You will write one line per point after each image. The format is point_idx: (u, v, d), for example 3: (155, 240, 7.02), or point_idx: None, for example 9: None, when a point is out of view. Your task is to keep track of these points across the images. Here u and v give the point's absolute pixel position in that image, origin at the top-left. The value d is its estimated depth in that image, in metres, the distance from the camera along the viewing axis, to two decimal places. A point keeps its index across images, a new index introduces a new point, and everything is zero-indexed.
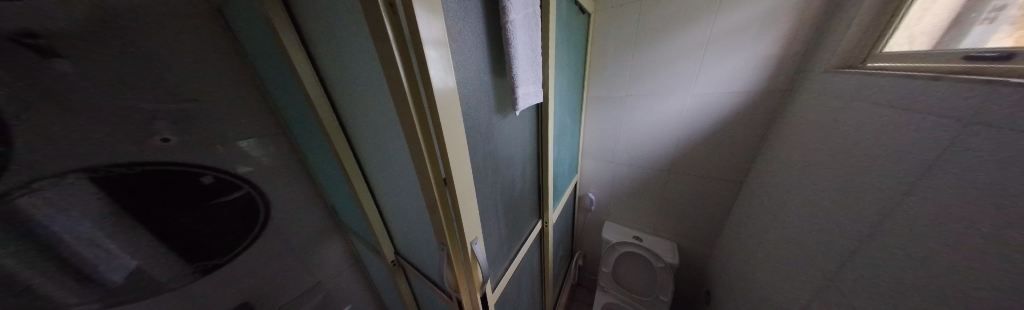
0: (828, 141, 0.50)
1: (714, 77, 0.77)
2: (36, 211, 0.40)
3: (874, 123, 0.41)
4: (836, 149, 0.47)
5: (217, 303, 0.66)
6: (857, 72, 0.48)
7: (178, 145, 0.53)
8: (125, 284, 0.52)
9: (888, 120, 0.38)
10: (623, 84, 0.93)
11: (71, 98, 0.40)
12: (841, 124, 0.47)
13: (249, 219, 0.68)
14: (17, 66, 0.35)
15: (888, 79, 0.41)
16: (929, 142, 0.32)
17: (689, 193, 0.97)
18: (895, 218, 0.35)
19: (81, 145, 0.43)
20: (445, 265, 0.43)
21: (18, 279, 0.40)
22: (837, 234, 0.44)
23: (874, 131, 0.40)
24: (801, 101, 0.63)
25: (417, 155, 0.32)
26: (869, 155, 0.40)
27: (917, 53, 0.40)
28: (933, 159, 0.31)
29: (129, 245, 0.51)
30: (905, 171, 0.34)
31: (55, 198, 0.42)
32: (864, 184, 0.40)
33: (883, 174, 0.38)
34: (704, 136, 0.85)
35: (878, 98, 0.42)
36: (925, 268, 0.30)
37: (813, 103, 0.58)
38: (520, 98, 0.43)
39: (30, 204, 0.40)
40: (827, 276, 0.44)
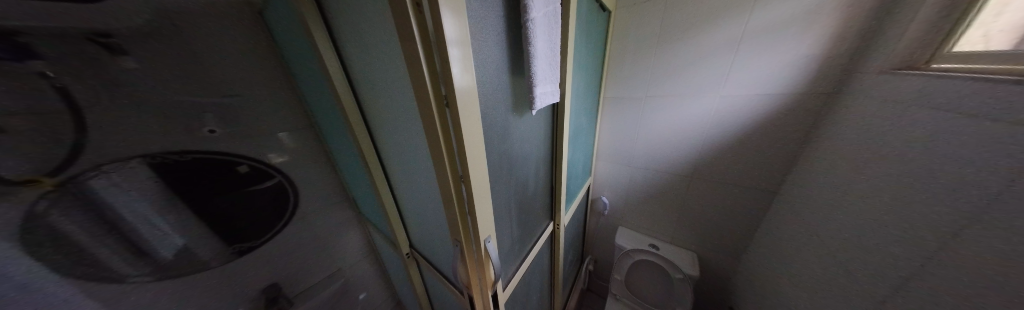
0: (882, 150, 0.45)
1: (745, 78, 0.73)
2: (104, 188, 0.46)
3: (941, 131, 0.36)
4: (894, 160, 0.42)
5: (251, 282, 0.72)
6: (919, 74, 0.43)
7: (222, 136, 0.58)
8: (173, 260, 0.58)
9: (958, 129, 0.34)
10: (644, 85, 0.89)
11: (134, 90, 0.46)
12: (900, 133, 0.42)
13: (279, 207, 0.73)
14: (90, 60, 0.42)
15: (958, 82, 0.36)
16: (999, 155, 0.28)
17: (712, 201, 0.92)
18: (967, 242, 0.30)
19: (144, 133, 0.49)
20: (458, 261, 0.44)
21: (82, 246, 0.46)
22: (895, 255, 0.39)
23: (942, 141, 0.36)
24: (851, 106, 0.57)
25: (436, 152, 0.33)
26: (937, 169, 0.36)
27: (988, 53, 0.35)
28: (1008, 176, 0.27)
29: (179, 224, 0.56)
30: (976, 188, 0.30)
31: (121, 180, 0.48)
32: (928, 202, 0.35)
33: (950, 191, 0.33)
34: (730, 140, 0.81)
35: (945, 104, 0.37)
36: (995, 300, 0.26)
37: (865, 108, 0.52)
38: (537, 98, 0.43)
39: (100, 182, 0.46)
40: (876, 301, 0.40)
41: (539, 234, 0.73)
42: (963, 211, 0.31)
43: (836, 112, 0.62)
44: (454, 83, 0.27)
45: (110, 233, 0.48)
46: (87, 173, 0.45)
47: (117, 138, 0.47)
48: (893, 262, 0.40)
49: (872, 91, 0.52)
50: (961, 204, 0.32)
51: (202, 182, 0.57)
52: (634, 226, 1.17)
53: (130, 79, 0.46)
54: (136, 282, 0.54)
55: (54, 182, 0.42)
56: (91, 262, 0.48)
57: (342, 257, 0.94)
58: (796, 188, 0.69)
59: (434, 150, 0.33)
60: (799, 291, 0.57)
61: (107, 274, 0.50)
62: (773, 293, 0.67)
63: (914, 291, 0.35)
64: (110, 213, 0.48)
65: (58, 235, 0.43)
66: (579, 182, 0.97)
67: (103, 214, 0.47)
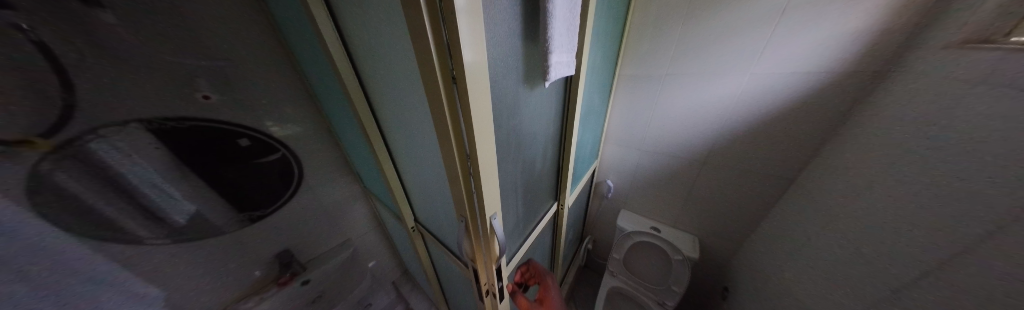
0: (939, 139, 0.40)
1: (781, 56, 0.66)
2: (106, 153, 0.46)
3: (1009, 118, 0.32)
4: (954, 150, 0.38)
5: (263, 247, 0.76)
6: (990, 50, 0.37)
7: (218, 103, 0.56)
8: (187, 225, 0.59)
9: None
10: (665, 63, 0.82)
11: (119, 50, 0.43)
12: (966, 119, 0.37)
13: (286, 178, 0.73)
14: (68, 15, 0.38)
15: None
16: None
17: (721, 186, 0.90)
18: None
19: (137, 97, 0.47)
20: (463, 237, 0.43)
21: (92, 207, 0.47)
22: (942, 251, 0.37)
23: (1008, 130, 0.32)
24: (903, 87, 0.50)
25: (440, 125, 0.30)
26: (1000, 160, 0.32)
27: None
28: None
29: (189, 191, 0.57)
30: None
31: (121, 145, 0.47)
32: (990, 196, 0.32)
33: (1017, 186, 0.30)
34: (750, 125, 0.76)
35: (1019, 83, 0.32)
36: None
37: (919, 90, 0.46)
38: (552, 68, 0.38)
39: (101, 148, 0.45)
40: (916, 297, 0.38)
41: (543, 213, 0.73)
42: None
43: (880, 95, 0.56)
44: (461, 46, 0.23)
45: (119, 196, 0.49)
46: (84, 136, 0.43)
47: (110, 101, 0.45)
48: (935, 256, 0.38)
49: (929, 71, 0.46)
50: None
51: (205, 151, 0.56)
52: (637, 209, 1.17)
53: (113, 37, 0.42)
54: (156, 244, 0.57)
55: (48, 144, 0.41)
56: (104, 222, 0.49)
57: (350, 228, 0.98)
58: (818, 177, 0.66)
59: (439, 123, 0.30)
60: (812, 281, 0.57)
61: (123, 235, 0.52)
62: (777, 279, 0.67)
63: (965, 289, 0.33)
64: (117, 177, 0.48)
65: (64, 194, 0.44)
66: (586, 164, 0.95)
67: (110, 178, 0.47)
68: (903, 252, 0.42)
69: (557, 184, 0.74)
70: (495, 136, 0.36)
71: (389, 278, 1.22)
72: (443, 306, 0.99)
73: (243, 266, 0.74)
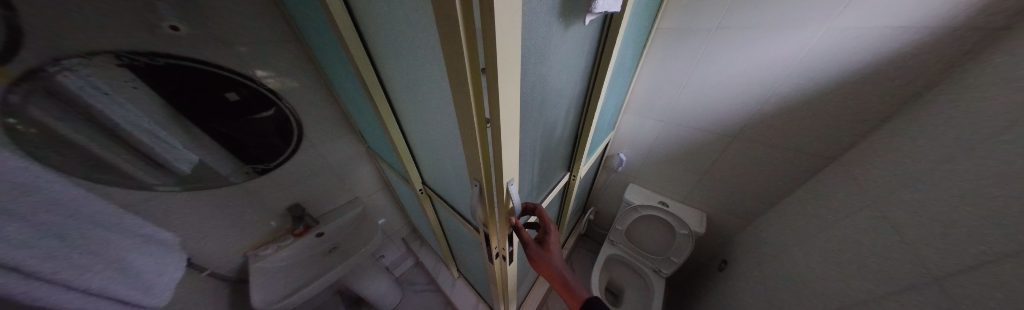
0: (1017, 114, 0.35)
1: (870, 10, 0.51)
2: (81, 91, 0.40)
3: None
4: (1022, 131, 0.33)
5: (273, 200, 0.77)
6: None
7: (191, 37, 0.48)
8: (192, 173, 0.58)
9: None
10: (716, 15, 0.69)
11: None
12: None
13: (284, 135, 0.69)
14: None
15: None
16: None
17: (746, 164, 0.85)
18: None
19: (94, 23, 0.39)
20: (476, 202, 0.40)
21: (87, 150, 0.44)
22: (972, 236, 0.35)
23: None
24: (1004, 54, 0.41)
25: (455, 67, 0.24)
26: None
27: None
28: None
29: (187, 139, 0.54)
30: None
31: (97, 82, 0.42)
32: None
33: None
34: (798, 96, 0.67)
35: None
36: None
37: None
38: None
39: (74, 84, 0.40)
40: (932, 279, 0.38)
41: (555, 182, 0.70)
42: None
43: (977, 63, 0.46)
44: None
45: (111, 139, 0.46)
46: (48, 68, 0.38)
47: (63, 27, 0.37)
48: (965, 242, 0.36)
49: None
50: None
51: (192, 96, 0.51)
52: (646, 183, 1.15)
53: None
54: (165, 191, 0.56)
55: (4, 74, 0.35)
56: (103, 165, 0.47)
57: (357, 187, 0.98)
58: (860, 160, 0.60)
59: (454, 64, 0.23)
60: (822, 261, 0.56)
61: (127, 180, 0.50)
62: (784, 258, 0.67)
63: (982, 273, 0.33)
64: (103, 120, 0.43)
65: (49, 132, 0.40)
66: (604, 133, 0.90)
67: (94, 119, 0.43)
68: (928, 239, 0.39)
69: (572, 152, 0.69)
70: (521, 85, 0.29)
71: (399, 235, 1.29)
72: (451, 262, 1.05)
73: (257, 216, 0.76)
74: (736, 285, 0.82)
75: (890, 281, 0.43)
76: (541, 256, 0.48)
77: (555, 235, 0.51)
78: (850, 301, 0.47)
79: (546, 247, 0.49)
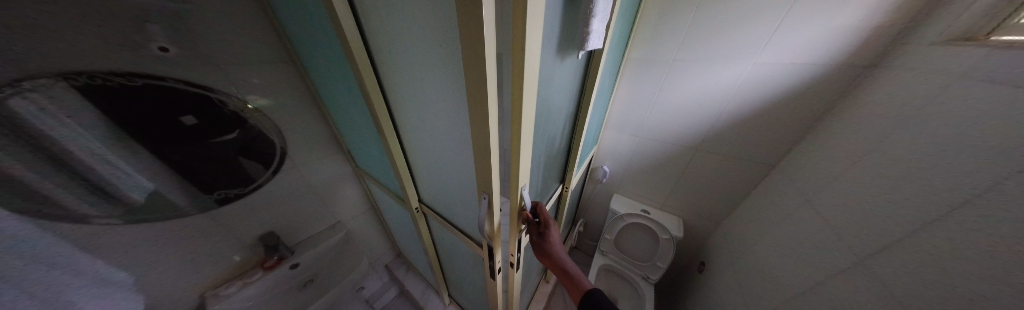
0: (898, 131, 0.47)
1: (785, 47, 0.68)
2: (30, 116, 0.36)
3: (961, 123, 0.38)
4: (902, 143, 0.45)
5: (242, 229, 0.69)
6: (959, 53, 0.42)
7: (179, 58, 0.46)
8: (145, 203, 0.51)
9: (977, 121, 0.36)
10: (673, 48, 0.83)
11: None
12: (915, 117, 0.45)
13: (262, 157, 0.65)
14: None
15: (998, 66, 0.36)
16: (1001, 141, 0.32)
17: (711, 172, 0.97)
18: (962, 222, 0.34)
19: (72, 42, 0.37)
20: (484, 216, 0.41)
21: (22, 181, 0.38)
22: (875, 223, 0.45)
23: (950, 133, 0.39)
24: (881, 84, 0.56)
25: (476, 88, 0.27)
26: (944, 153, 0.39)
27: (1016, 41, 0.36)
28: (1007, 173, 0.31)
29: (146, 166, 0.49)
30: (974, 181, 0.34)
31: (51, 106, 0.37)
32: (921, 181, 0.40)
33: (947, 177, 0.37)
34: (742, 115, 0.81)
35: (970, 93, 0.38)
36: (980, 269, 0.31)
37: (898, 87, 0.51)
38: (591, 36, 0.36)
39: (23, 108, 0.35)
40: (857, 259, 0.47)
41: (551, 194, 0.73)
42: (953, 195, 0.36)
43: (859, 91, 0.61)
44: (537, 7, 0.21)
45: (57, 167, 0.40)
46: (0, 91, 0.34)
47: (34, 47, 0.35)
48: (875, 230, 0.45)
49: (907, 69, 0.51)
50: (955, 189, 0.36)
51: (164, 119, 0.47)
52: (629, 193, 1.24)
53: None
54: (106, 224, 0.49)
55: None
56: (34, 195, 0.40)
57: (340, 210, 0.92)
58: (795, 166, 0.73)
59: (475, 86, 0.27)
60: (779, 253, 0.65)
61: (62, 212, 0.43)
62: (750, 254, 0.77)
63: (893, 254, 0.42)
64: (49, 145, 0.38)
65: None
66: (589, 148, 0.97)
67: (38, 144, 0.37)
68: (855, 225, 0.49)
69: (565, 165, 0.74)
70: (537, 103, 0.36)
71: (381, 261, 1.21)
72: (443, 288, 1.00)
73: (222, 248, 0.67)
74: (714, 283, 0.89)
75: (831, 263, 0.51)
76: (537, 242, 0.54)
77: (556, 230, 0.53)
78: (806, 286, 0.54)
79: (545, 240, 0.53)
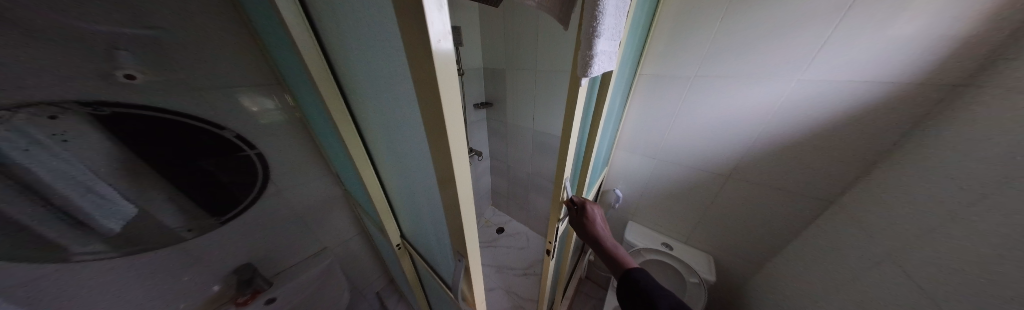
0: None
1: (835, 61, 0.57)
2: (17, 153, 0.34)
3: None
4: None
5: (217, 260, 0.64)
6: None
7: (150, 85, 0.43)
8: (120, 233, 0.48)
9: None
10: (694, 64, 0.74)
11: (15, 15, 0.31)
12: None
13: (247, 182, 0.61)
14: None
15: None
16: None
17: (741, 203, 0.84)
18: None
19: (35, 72, 0.34)
20: (461, 272, 0.35)
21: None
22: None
23: None
24: (984, 112, 0.43)
25: (436, 132, 0.21)
26: None
27: None
28: None
29: (134, 196, 0.47)
30: None
31: (39, 134, 0.35)
32: None
33: None
34: (780, 140, 0.70)
35: None
36: None
37: (1006, 119, 0.39)
38: (597, 58, 0.29)
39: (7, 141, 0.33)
40: None
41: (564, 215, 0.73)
42: None
43: (950, 117, 0.49)
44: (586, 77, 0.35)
45: (31, 199, 0.37)
46: None
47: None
48: None
49: (1015, 93, 0.40)
50: None
51: (144, 147, 0.45)
52: (646, 222, 1.12)
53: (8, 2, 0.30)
54: (80, 258, 0.46)
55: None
56: (10, 228, 0.37)
57: (328, 236, 0.87)
58: (867, 207, 0.58)
59: (434, 130, 0.21)
60: None
61: (33, 249, 0.40)
62: None
63: None
64: (27, 177, 0.36)
65: None
66: (598, 173, 0.89)
67: (15, 177, 0.35)
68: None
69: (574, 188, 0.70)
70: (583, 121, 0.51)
71: (372, 289, 1.12)
72: None
73: (191, 281, 0.62)
74: None
75: None
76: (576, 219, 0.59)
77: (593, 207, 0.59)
78: None
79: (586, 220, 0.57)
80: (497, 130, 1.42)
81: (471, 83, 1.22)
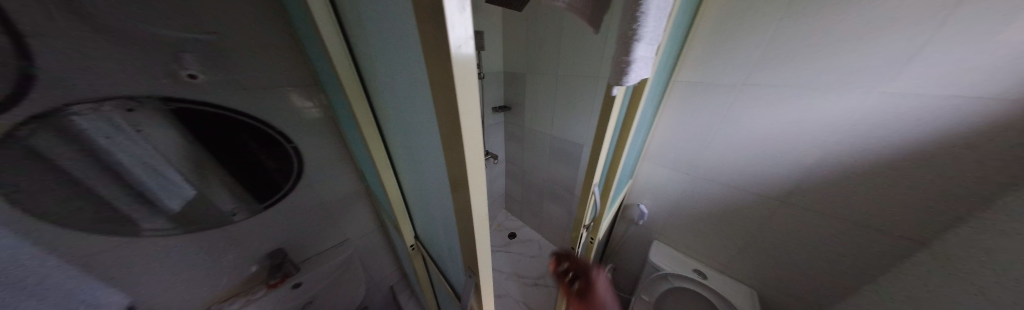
0: None
1: (937, 71, 0.46)
2: (104, 139, 0.40)
3: None
4: None
5: (255, 245, 0.70)
6: None
7: (210, 83, 0.48)
8: (180, 213, 0.53)
9: None
10: (743, 71, 0.65)
11: (106, 23, 0.36)
12: None
13: (286, 173, 0.65)
14: None
15: None
16: None
17: (790, 231, 0.75)
18: None
19: (120, 71, 0.40)
20: (472, 286, 0.34)
21: (87, 188, 0.42)
22: None
23: None
24: None
25: (452, 143, 0.19)
26: None
27: None
28: None
29: (197, 181, 0.53)
30: None
31: (120, 120, 0.41)
32: None
33: None
34: (853, 161, 0.59)
35: None
36: None
37: None
38: (635, 65, 0.26)
39: (96, 129, 0.39)
40: None
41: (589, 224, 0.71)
42: None
43: None
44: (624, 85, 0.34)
45: (111, 177, 0.43)
46: (72, 108, 0.37)
47: (80, 75, 0.37)
48: None
49: None
50: None
51: (201, 137, 0.49)
52: (674, 243, 1.04)
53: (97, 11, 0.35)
54: (153, 234, 0.52)
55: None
56: (96, 201, 0.44)
57: (350, 229, 0.90)
58: None
59: (450, 141, 0.19)
60: None
61: (116, 222, 0.47)
62: None
63: None
64: (106, 157, 0.41)
65: (62, 172, 0.39)
66: (623, 185, 0.83)
67: (97, 156, 0.41)
68: None
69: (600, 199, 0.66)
70: (619, 129, 0.49)
71: (388, 283, 1.15)
72: None
73: (231, 263, 0.67)
74: None
75: None
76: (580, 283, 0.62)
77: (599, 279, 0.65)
78: None
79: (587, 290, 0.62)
80: (515, 134, 1.40)
81: (490, 87, 1.22)
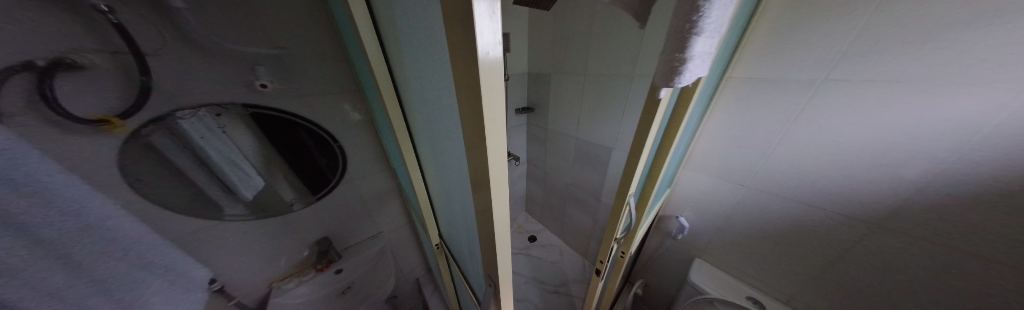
0: None
1: None
2: (201, 139, 0.49)
3: None
4: None
5: (306, 233, 0.79)
6: None
7: (276, 92, 0.55)
8: (253, 201, 0.63)
9: None
10: (821, 65, 0.54)
11: (202, 43, 0.44)
12: None
13: (333, 170, 0.72)
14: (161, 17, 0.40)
15: None
16: None
17: (884, 262, 0.62)
18: None
19: (212, 83, 0.48)
20: (493, 293, 0.33)
21: (188, 178, 0.51)
22: None
23: None
24: None
25: (477, 151, 0.19)
26: None
27: None
28: None
29: (264, 175, 0.61)
30: None
31: (211, 122, 0.49)
32: None
33: None
34: (993, 179, 0.44)
35: None
36: None
37: None
38: (694, 61, 0.22)
39: (195, 130, 0.48)
40: None
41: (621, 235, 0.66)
42: None
43: None
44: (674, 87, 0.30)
45: (204, 169, 0.52)
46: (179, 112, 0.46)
47: (184, 87, 0.45)
48: None
49: None
50: None
51: (268, 136, 0.58)
52: (721, 263, 0.92)
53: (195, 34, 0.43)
54: (233, 219, 0.62)
55: (125, 124, 0.43)
56: (195, 189, 0.53)
57: (383, 223, 0.97)
58: None
59: (475, 148, 0.18)
60: None
61: (208, 208, 0.57)
62: None
63: None
64: (200, 153, 0.50)
65: (171, 165, 0.49)
66: (660, 193, 0.76)
67: (194, 152, 0.50)
68: None
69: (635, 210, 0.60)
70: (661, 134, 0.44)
71: (414, 275, 1.21)
72: None
73: (288, 247, 0.77)
74: None
75: None
76: None
77: None
78: None
79: None
80: (539, 136, 1.36)
81: (515, 88, 1.21)
